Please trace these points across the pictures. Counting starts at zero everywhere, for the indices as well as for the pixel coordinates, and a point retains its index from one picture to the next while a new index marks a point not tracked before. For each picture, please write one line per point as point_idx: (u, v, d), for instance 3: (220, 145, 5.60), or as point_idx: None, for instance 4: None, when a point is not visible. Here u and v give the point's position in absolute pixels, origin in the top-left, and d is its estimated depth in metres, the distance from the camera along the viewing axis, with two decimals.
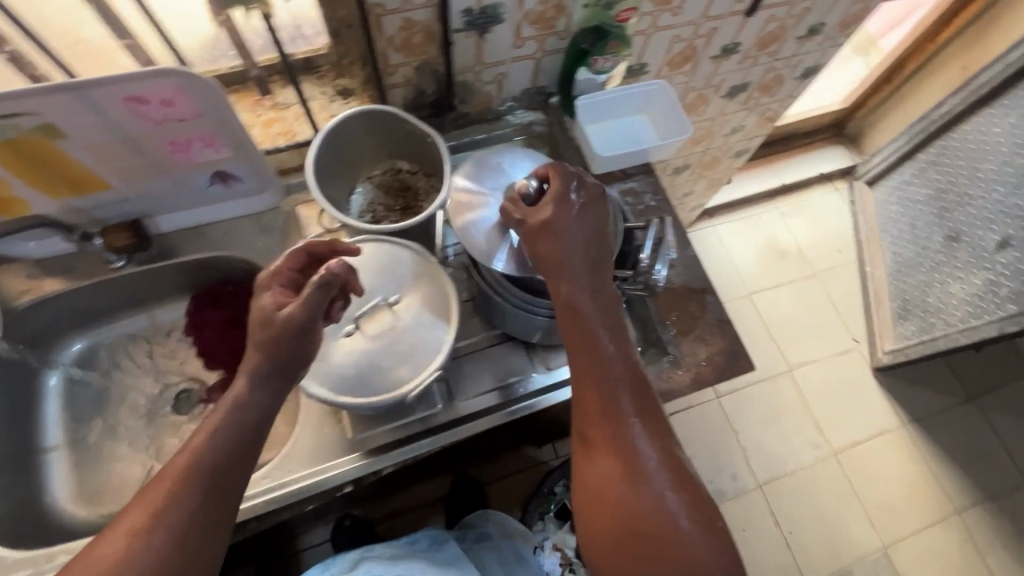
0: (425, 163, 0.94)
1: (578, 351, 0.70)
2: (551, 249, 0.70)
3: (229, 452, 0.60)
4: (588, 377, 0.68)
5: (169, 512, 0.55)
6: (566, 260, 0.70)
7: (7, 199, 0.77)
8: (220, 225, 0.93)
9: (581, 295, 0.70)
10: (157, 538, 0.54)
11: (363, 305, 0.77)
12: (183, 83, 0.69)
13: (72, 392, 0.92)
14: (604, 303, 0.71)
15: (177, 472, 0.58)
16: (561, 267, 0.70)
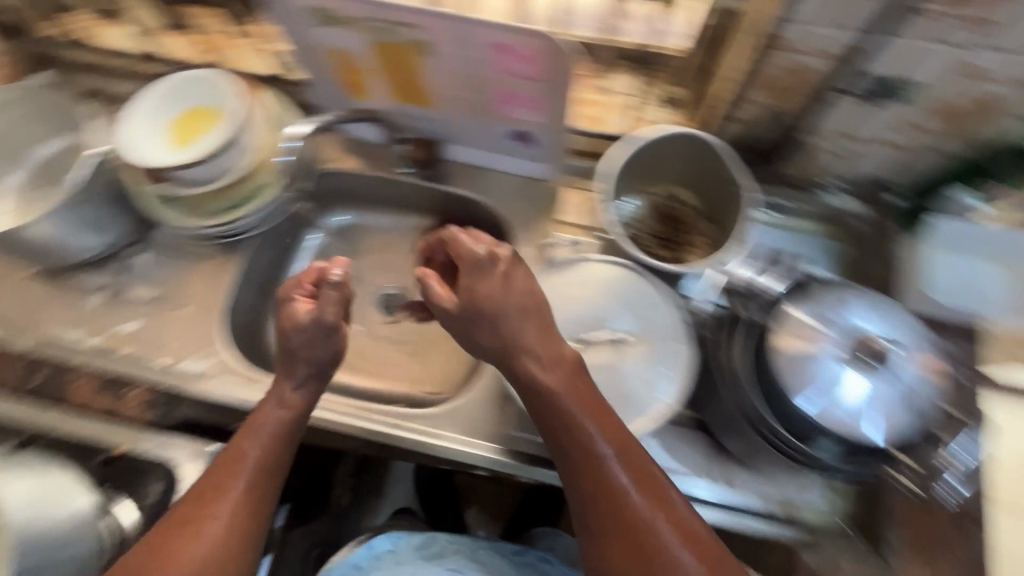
0: (715, 205, 0.83)
1: (570, 456, 0.61)
2: (547, 355, 0.63)
3: (280, 432, 0.69)
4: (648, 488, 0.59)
5: (229, 498, 0.64)
6: (509, 341, 0.63)
7: (359, 87, 0.85)
8: (497, 175, 0.95)
9: (573, 401, 0.61)
10: (227, 521, 0.63)
11: (596, 330, 0.69)
12: (554, 48, 0.66)
13: (320, 253, 1.04)
14: (604, 415, 0.61)
15: (235, 461, 0.66)
16: (554, 357, 0.63)
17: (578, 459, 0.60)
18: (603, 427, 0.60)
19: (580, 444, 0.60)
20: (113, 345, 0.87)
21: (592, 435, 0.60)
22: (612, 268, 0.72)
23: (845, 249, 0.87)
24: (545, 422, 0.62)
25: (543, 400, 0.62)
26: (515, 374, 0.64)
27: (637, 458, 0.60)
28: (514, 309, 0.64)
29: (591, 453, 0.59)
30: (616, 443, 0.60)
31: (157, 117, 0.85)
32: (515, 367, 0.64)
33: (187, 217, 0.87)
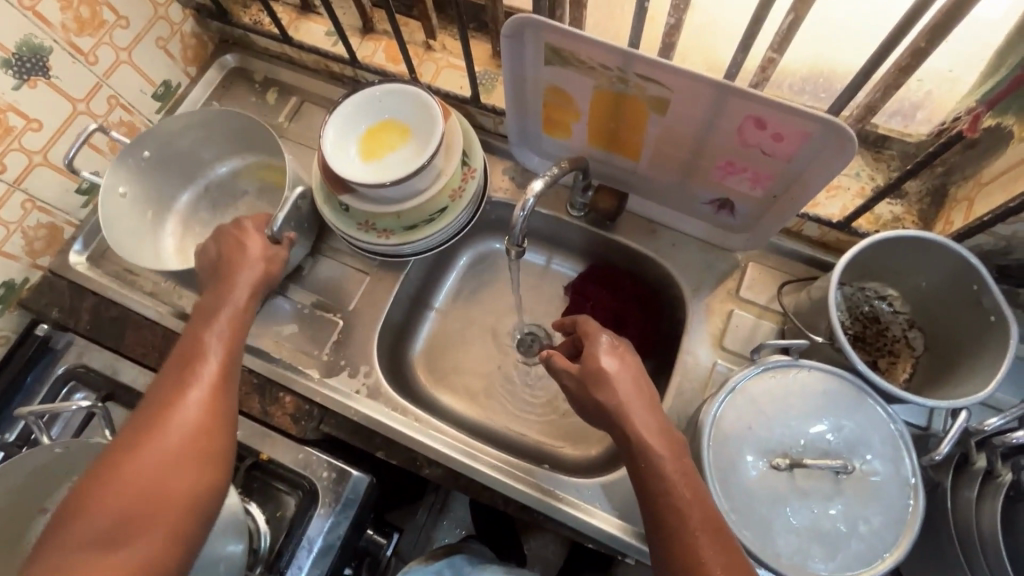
0: (936, 319, 0.75)
1: (665, 545, 0.56)
2: (656, 441, 0.60)
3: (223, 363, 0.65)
4: (715, 532, 0.55)
5: (170, 420, 0.58)
6: (647, 432, 0.61)
7: (562, 126, 0.81)
8: (674, 235, 0.89)
9: (683, 492, 0.57)
10: (165, 449, 0.56)
11: (806, 452, 0.61)
12: (817, 133, 0.60)
13: (468, 276, 1.03)
14: (708, 513, 0.56)
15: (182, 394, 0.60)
16: (672, 451, 0.60)
17: (671, 547, 0.55)
18: (710, 529, 0.55)
19: (680, 537, 0.55)
20: (265, 347, 0.86)
21: (698, 529, 0.55)
22: (833, 379, 0.64)
23: None
24: (647, 503, 0.58)
25: (648, 480, 0.59)
26: (631, 455, 0.61)
27: (728, 558, 0.54)
28: (636, 408, 0.63)
29: (689, 550, 0.54)
30: (708, 536, 0.55)
31: (360, 125, 0.84)
32: (632, 447, 0.61)
33: (356, 230, 0.86)
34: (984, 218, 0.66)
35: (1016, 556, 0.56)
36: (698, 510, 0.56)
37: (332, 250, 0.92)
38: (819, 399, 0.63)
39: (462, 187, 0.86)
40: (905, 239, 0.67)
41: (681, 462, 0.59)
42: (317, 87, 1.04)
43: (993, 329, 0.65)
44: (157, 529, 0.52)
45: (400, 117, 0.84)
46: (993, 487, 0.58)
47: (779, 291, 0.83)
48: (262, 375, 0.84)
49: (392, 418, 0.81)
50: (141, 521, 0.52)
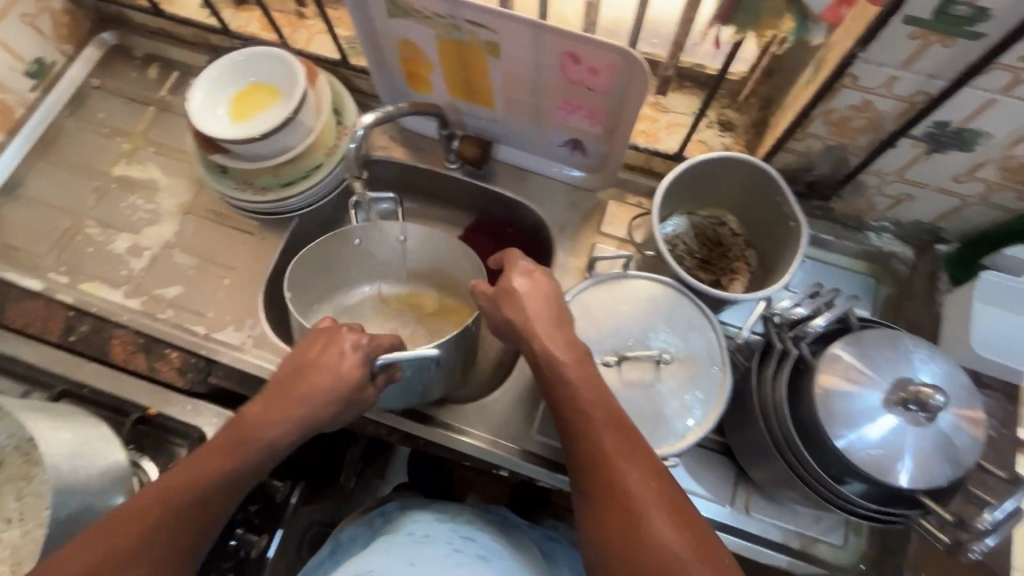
0: (762, 233, 0.85)
1: (574, 446, 0.60)
2: (560, 356, 0.63)
3: (255, 463, 0.62)
4: (618, 428, 0.59)
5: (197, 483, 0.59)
6: (553, 347, 0.64)
7: (421, 80, 0.87)
8: (542, 179, 0.96)
9: (588, 398, 0.60)
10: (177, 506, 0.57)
11: (631, 347, 0.69)
12: (621, 64, 0.68)
13: None
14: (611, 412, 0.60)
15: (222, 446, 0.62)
16: (575, 364, 0.63)
17: (581, 447, 0.59)
18: (614, 425, 0.59)
19: (586, 439, 0.59)
20: (152, 309, 0.88)
21: (601, 430, 0.59)
22: (658, 285, 0.72)
23: (883, 290, 0.88)
24: (557, 412, 0.62)
25: (556, 392, 0.62)
26: (540, 371, 0.64)
27: (632, 451, 0.57)
28: (545, 328, 0.65)
29: (594, 446, 0.58)
30: (613, 436, 0.58)
31: (229, 88, 0.87)
32: (542, 362, 0.64)
33: (233, 190, 0.89)
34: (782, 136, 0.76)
35: (806, 415, 0.66)
36: (599, 409, 0.60)
37: (217, 215, 0.95)
38: (644, 302, 0.71)
39: (336, 143, 0.91)
40: (718, 160, 0.76)
41: (585, 373, 0.62)
42: (197, 60, 1.06)
43: (795, 232, 0.75)
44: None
45: (268, 78, 0.88)
46: (784, 362, 0.67)
47: (632, 224, 0.90)
48: (147, 335, 0.86)
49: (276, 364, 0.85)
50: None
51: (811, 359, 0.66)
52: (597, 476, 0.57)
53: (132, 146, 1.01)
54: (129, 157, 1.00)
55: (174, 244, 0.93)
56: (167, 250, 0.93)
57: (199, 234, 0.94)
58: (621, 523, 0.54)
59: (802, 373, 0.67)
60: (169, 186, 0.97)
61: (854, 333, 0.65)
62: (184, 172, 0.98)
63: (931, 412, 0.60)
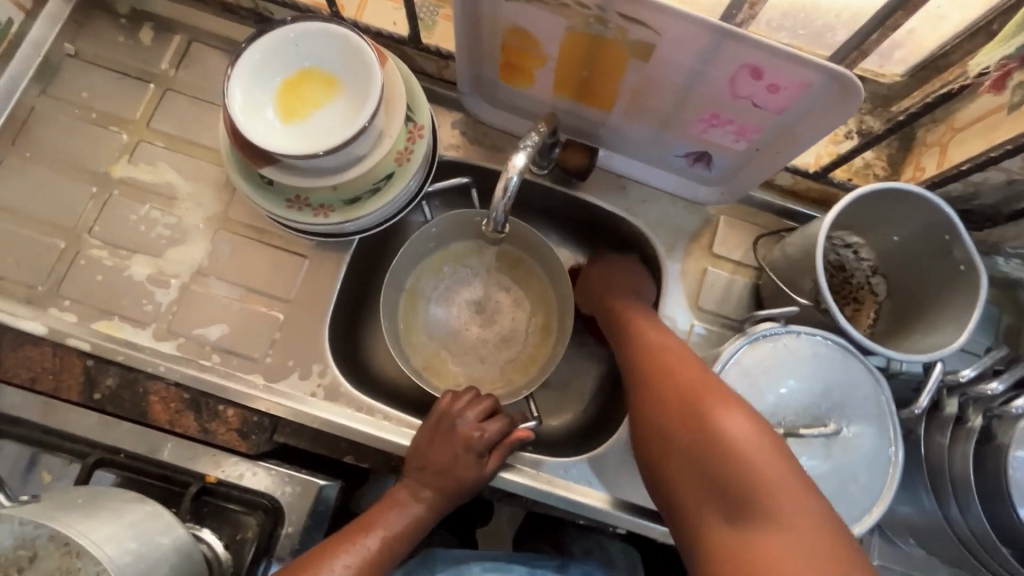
0: (903, 265, 0.75)
1: (717, 481, 0.54)
2: (692, 380, 0.60)
3: (409, 532, 0.66)
4: (708, 385, 0.59)
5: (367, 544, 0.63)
6: (676, 370, 0.62)
7: (523, 73, 0.70)
8: (645, 189, 0.83)
9: (731, 430, 0.55)
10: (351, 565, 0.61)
11: (797, 419, 0.61)
12: (818, 85, 0.55)
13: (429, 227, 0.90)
14: (762, 442, 0.54)
15: (389, 509, 0.67)
16: (706, 387, 0.59)
17: (722, 473, 0.54)
18: (768, 459, 0.53)
19: (735, 474, 0.53)
20: (192, 354, 0.73)
21: (759, 468, 0.53)
22: (822, 344, 0.63)
23: (1006, 319, 0.83)
24: (698, 446, 0.56)
25: (690, 424, 0.57)
26: (671, 403, 0.60)
27: (786, 489, 0.52)
28: (669, 360, 0.64)
29: (747, 488, 0.53)
30: (766, 470, 0.53)
31: (276, 77, 0.68)
32: (675, 389, 0.60)
33: (285, 208, 0.72)
34: (960, 166, 0.66)
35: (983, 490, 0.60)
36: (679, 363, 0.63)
37: (260, 233, 0.78)
38: (806, 365, 0.63)
39: (409, 148, 0.74)
40: (887, 188, 0.66)
41: (729, 404, 0.57)
42: (207, 22, 0.83)
43: (963, 278, 0.66)
44: None
45: (326, 64, 0.68)
46: (963, 431, 0.62)
47: (756, 244, 0.80)
48: (193, 387, 0.71)
49: (356, 422, 0.73)
50: None
51: (1000, 432, 0.60)
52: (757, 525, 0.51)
53: (133, 139, 0.80)
54: (131, 153, 0.79)
55: (209, 270, 0.76)
56: (201, 277, 0.76)
57: (237, 256, 0.77)
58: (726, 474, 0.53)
59: (985, 445, 0.60)
60: (191, 194, 0.79)
61: None
62: (210, 176, 0.79)
63: None
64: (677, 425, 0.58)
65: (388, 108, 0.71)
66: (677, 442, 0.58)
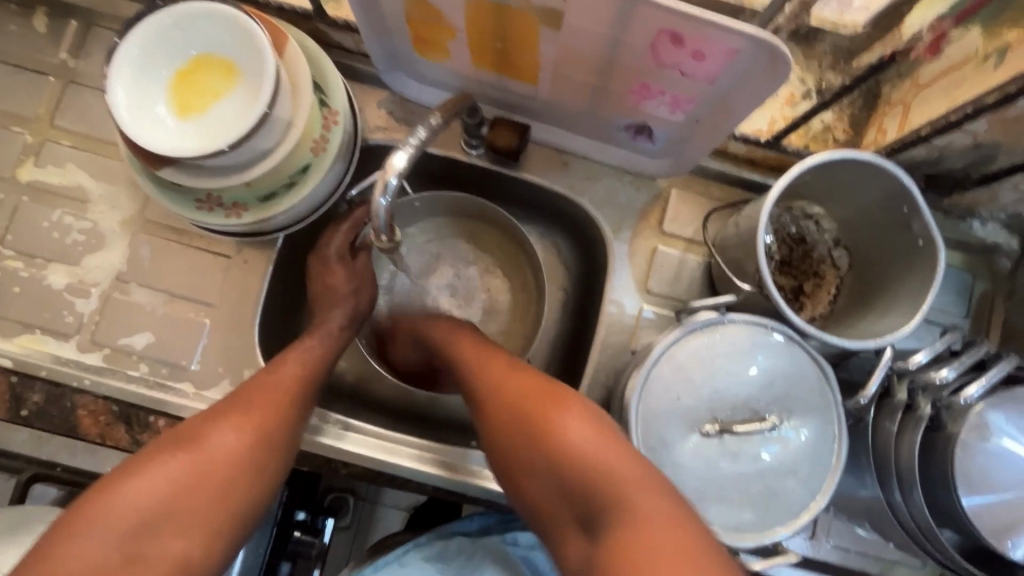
0: (867, 235, 0.69)
1: (574, 481, 0.51)
2: (534, 389, 0.57)
3: (290, 417, 0.60)
4: (502, 371, 0.61)
5: (259, 418, 0.58)
6: (514, 380, 0.59)
7: (436, 46, 0.64)
8: (588, 164, 0.77)
9: (566, 428, 0.53)
10: (246, 441, 0.56)
11: (735, 415, 0.58)
12: (747, 51, 0.48)
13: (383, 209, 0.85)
14: (592, 432, 0.52)
15: (274, 389, 0.60)
16: (552, 396, 0.55)
17: (525, 453, 0.54)
18: (575, 424, 0.53)
19: (586, 468, 0.51)
20: (118, 365, 0.71)
21: (599, 458, 0.51)
22: (763, 332, 0.60)
23: (979, 287, 0.75)
24: (545, 454, 0.53)
25: (538, 419, 0.55)
26: (504, 419, 0.57)
27: (635, 471, 0.50)
28: (504, 375, 0.60)
29: (601, 469, 0.50)
30: (591, 441, 0.52)
31: (166, 65, 0.62)
32: (502, 411, 0.57)
33: (194, 210, 0.67)
34: (920, 130, 0.59)
35: (933, 480, 0.57)
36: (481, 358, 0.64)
37: (179, 234, 0.74)
38: (746, 355, 0.59)
39: (324, 136, 0.68)
40: (842, 158, 0.60)
41: (571, 407, 0.54)
42: (104, 3, 0.76)
43: (924, 253, 0.61)
44: (188, 519, 0.51)
45: (217, 47, 0.62)
46: (913, 419, 0.58)
47: (707, 219, 0.74)
48: (120, 399, 0.69)
49: (319, 434, 0.70)
50: (169, 510, 0.50)
51: (948, 420, 0.57)
52: (619, 513, 0.48)
53: (37, 138, 0.74)
54: (36, 155, 0.74)
55: (128, 276, 0.73)
56: (121, 284, 0.73)
57: (157, 259, 0.73)
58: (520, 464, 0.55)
59: (933, 433, 0.58)
60: (104, 195, 0.74)
61: (1007, 389, 0.56)
62: (121, 174, 0.74)
63: None
64: (523, 427, 0.55)
65: (293, 94, 0.65)
66: (520, 455, 0.55)
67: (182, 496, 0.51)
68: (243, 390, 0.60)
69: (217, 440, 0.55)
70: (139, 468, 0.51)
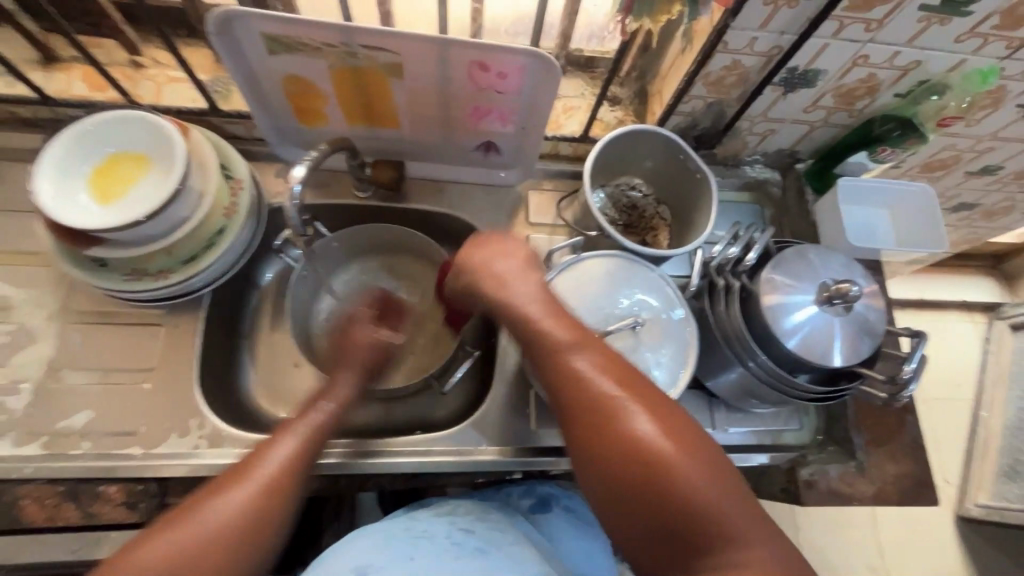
0: (673, 188, 0.93)
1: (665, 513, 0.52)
2: (591, 368, 0.59)
3: (294, 466, 0.62)
4: (612, 363, 0.60)
5: (259, 475, 0.60)
6: (557, 360, 0.60)
7: (313, 113, 0.81)
8: (459, 187, 0.95)
9: (626, 401, 0.56)
10: (257, 498, 0.58)
11: (609, 324, 0.75)
12: (529, 64, 0.71)
13: None
14: (659, 411, 0.56)
15: (284, 447, 0.63)
16: (619, 380, 0.58)
17: (594, 442, 0.56)
18: (651, 423, 0.55)
19: (636, 458, 0.53)
20: (59, 448, 0.73)
21: (699, 498, 0.51)
22: (610, 260, 0.78)
23: (767, 210, 1.01)
24: (601, 438, 0.55)
25: (567, 375, 0.59)
26: (577, 391, 0.58)
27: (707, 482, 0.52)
28: (558, 355, 0.60)
29: (629, 462, 0.53)
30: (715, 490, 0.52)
31: (83, 166, 0.74)
32: (592, 388, 0.57)
33: (123, 282, 0.76)
34: (671, 103, 0.84)
35: (763, 332, 0.76)
36: (581, 345, 0.61)
37: (107, 315, 0.80)
38: (604, 279, 0.77)
39: (233, 202, 0.81)
40: (627, 132, 0.84)
41: (631, 398, 0.56)
42: None
43: (706, 181, 0.84)
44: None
45: (132, 144, 0.75)
46: (731, 294, 0.78)
47: (558, 206, 0.94)
48: (68, 478, 0.71)
49: None
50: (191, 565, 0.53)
51: (752, 286, 0.77)
52: (660, 501, 0.52)
53: None
54: None
55: (61, 364, 0.77)
56: (53, 372, 0.77)
57: (88, 342, 0.79)
58: (595, 431, 0.56)
59: (748, 299, 0.77)
60: (27, 299, 0.80)
61: (779, 254, 0.78)
62: (41, 277, 0.81)
63: (848, 301, 0.72)
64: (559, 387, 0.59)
65: (201, 170, 0.78)
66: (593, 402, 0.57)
67: (200, 556, 0.53)
68: (254, 456, 0.62)
69: (234, 501, 0.57)
70: (154, 535, 0.53)
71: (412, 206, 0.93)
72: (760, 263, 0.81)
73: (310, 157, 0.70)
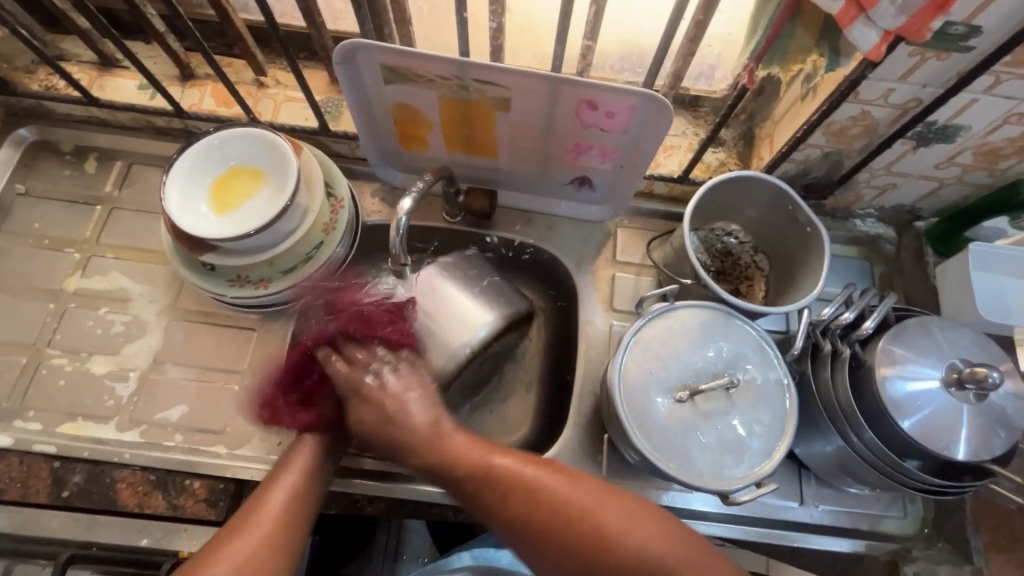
0: (775, 238, 0.87)
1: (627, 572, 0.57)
2: (516, 468, 0.62)
3: (302, 501, 0.64)
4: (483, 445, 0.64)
5: (268, 516, 0.61)
6: (480, 465, 0.62)
7: (416, 139, 0.83)
8: (547, 218, 0.94)
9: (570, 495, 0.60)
10: (274, 525, 0.60)
11: (699, 380, 0.70)
12: (640, 105, 0.69)
13: None
14: (592, 487, 0.61)
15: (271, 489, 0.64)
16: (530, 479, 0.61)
17: (557, 542, 0.58)
18: (600, 502, 0.60)
19: (590, 535, 0.58)
20: (155, 438, 0.78)
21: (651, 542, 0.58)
22: (706, 312, 0.74)
23: (877, 268, 0.93)
24: (556, 537, 0.58)
25: (577, 515, 0.58)
26: (525, 501, 0.59)
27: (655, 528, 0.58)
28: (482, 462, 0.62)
29: (590, 545, 0.57)
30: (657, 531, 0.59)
31: (206, 178, 0.79)
32: (526, 497, 0.60)
33: (228, 288, 0.80)
34: (785, 150, 0.80)
35: (873, 408, 0.69)
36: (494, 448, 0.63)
37: (209, 315, 0.85)
38: (698, 331, 0.73)
39: (333, 219, 0.84)
40: (734, 178, 0.80)
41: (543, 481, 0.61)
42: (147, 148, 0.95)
43: (816, 236, 0.78)
44: None
45: (250, 160, 0.80)
46: (839, 362, 0.71)
47: (649, 247, 0.91)
48: (162, 468, 0.76)
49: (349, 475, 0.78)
50: None
51: (864, 355, 0.70)
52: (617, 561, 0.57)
53: (84, 255, 0.87)
54: (83, 268, 0.87)
55: (164, 358, 0.82)
56: (157, 365, 0.82)
57: (189, 339, 0.84)
58: (555, 534, 0.58)
59: (859, 369, 0.70)
60: (142, 293, 0.86)
61: (898, 324, 0.70)
62: (156, 274, 0.87)
63: (983, 389, 0.64)
64: (559, 526, 0.58)
65: (308, 188, 0.81)
66: (540, 507, 0.59)
67: None
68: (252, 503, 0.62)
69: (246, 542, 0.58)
70: None
71: (500, 233, 0.93)
72: (877, 331, 0.73)
73: (417, 190, 0.72)
